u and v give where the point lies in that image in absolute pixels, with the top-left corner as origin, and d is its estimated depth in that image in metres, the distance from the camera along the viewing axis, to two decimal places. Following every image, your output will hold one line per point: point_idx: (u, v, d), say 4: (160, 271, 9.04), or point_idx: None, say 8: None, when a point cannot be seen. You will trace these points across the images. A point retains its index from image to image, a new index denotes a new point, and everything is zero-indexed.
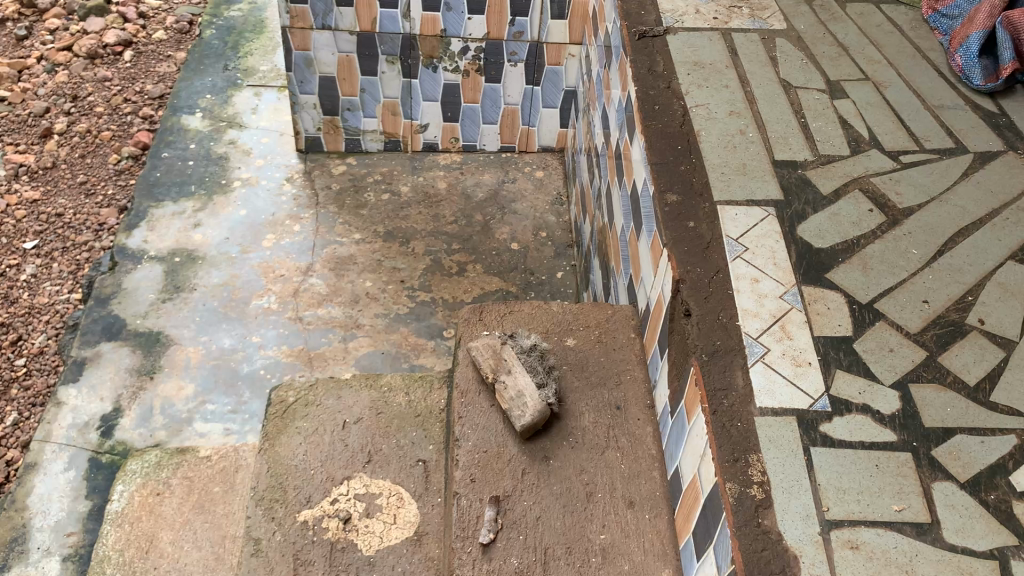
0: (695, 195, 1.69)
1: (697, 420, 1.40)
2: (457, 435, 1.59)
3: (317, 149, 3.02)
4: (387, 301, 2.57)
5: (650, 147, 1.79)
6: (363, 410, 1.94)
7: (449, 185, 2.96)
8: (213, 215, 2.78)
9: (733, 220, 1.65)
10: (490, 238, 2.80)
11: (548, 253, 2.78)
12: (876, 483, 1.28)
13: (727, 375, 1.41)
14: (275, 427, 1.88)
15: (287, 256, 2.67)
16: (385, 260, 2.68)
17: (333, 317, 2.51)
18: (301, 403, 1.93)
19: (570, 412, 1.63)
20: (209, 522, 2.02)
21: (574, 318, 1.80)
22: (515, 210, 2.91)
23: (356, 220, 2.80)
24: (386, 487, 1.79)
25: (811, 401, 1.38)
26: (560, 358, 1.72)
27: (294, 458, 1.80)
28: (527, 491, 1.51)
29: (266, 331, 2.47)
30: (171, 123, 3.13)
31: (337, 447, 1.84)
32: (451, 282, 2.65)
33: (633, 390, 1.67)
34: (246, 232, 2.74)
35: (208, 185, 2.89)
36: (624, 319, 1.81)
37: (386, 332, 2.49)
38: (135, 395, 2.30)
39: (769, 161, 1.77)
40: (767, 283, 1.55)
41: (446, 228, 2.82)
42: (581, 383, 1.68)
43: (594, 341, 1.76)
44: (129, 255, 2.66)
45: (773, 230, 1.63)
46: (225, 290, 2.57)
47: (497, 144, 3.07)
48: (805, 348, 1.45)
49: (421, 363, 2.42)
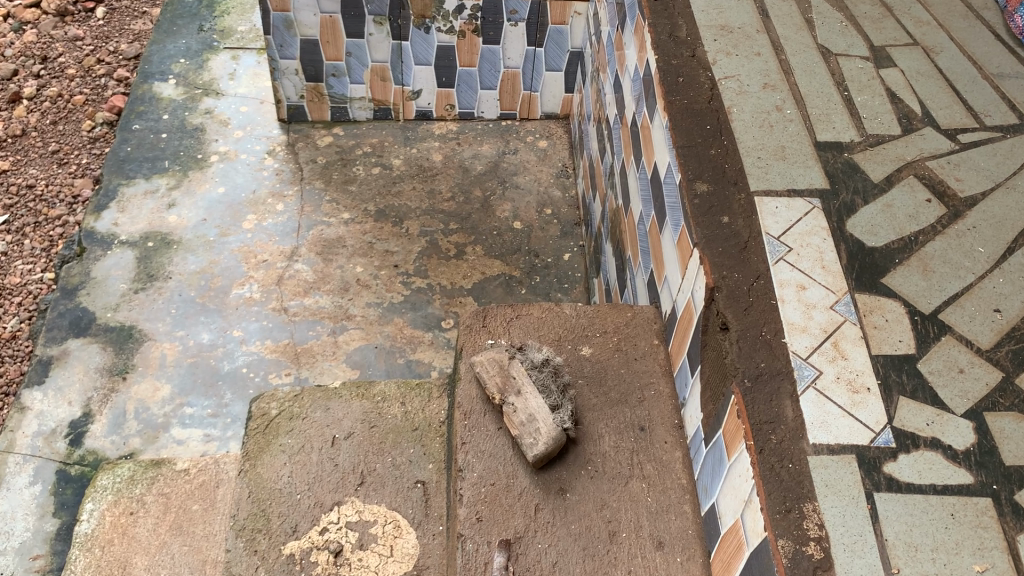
0: (728, 184, 1.48)
1: (740, 458, 1.21)
2: (460, 465, 1.40)
3: (301, 119, 2.79)
4: (381, 288, 2.36)
5: (675, 127, 1.57)
6: (355, 423, 1.75)
7: (444, 158, 2.74)
8: (189, 194, 2.56)
9: (773, 214, 1.44)
10: (490, 216, 2.58)
11: (553, 232, 2.57)
12: (952, 537, 1.09)
13: (774, 404, 1.21)
14: (257, 444, 1.68)
15: (270, 239, 2.46)
16: (377, 241, 2.47)
17: (321, 308, 2.31)
18: (285, 416, 1.74)
19: (588, 436, 1.43)
20: (188, 545, 1.80)
21: (590, 323, 1.60)
22: (516, 184, 2.69)
23: (344, 197, 2.58)
24: (381, 513, 1.60)
25: (872, 436, 1.19)
26: (575, 371, 1.52)
27: (279, 481, 1.62)
28: (541, 531, 1.32)
29: (249, 324, 2.27)
30: (143, 91, 2.88)
31: (327, 468, 1.65)
32: (449, 266, 2.44)
33: (658, 409, 1.48)
34: (225, 212, 2.52)
35: (183, 160, 2.66)
36: (646, 322, 1.61)
37: (379, 323, 2.29)
38: (106, 399, 2.11)
39: (811, 142, 1.56)
40: (816, 291, 1.34)
41: (442, 205, 2.60)
42: (599, 400, 1.48)
43: (613, 349, 1.56)
44: (97, 239, 2.44)
45: (819, 226, 1.42)
46: (204, 278, 2.36)
47: (497, 111, 2.84)
48: (862, 370, 1.25)
49: (418, 358, 2.23)
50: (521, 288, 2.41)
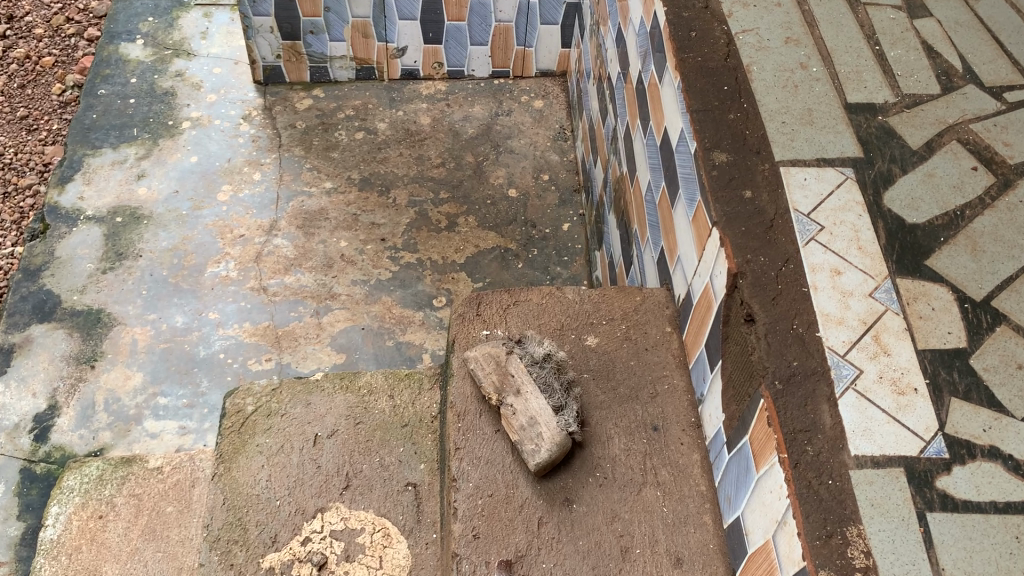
0: (750, 153, 1.32)
1: (771, 471, 1.06)
2: (454, 474, 1.26)
3: (278, 81, 2.61)
4: (366, 265, 2.20)
5: (689, 88, 1.41)
6: (339, 419, 1.59)
7: (433, 121, 2.56)
8: (160, 163, 2.39)
9: (801, 186, 1.28)
10: (483, 183, 2.42)
11: (551, 200, 2.41)
12: (1018, 565, 0.95)
13: (810, 410, 1.07)
14: (231, 445, 1.54)
15: (247, 213, 2.29)
16: (361, 213, 2.30)
17: (303, 287, 2.15)
18: (262, 414, 1.59)
19: (595, 438, 1.29)
20: (162, 551, 1.66)
21: (595, 309, 1.44)
22: (511, 148, 2.52)
23: (326, 164, 2.41)
24: (369, 520, 1.46)
25: (921, 445, 1.04)
26: (580, 365, 1.37)
27: (257, 486, 1.48)
28: (545, 549, 1.19)
29: (225, 305, 2.11)
30: (108, 52, 2.68)
31: (308, 470, 1.51)
32: (440, 239, 2.27)
33: (673, 405, 1.33)
34: (199, 183, 2.35)
35: (152, 127, 2.48)
36: (657, 307, 1.45)
37: (366, 302, 2.13)
38: (73, 390, 1.96)
39: (840, 104, 1.39)
40: (852, 276, 1.19)
41: (431, 172, 2.43)
42: (607, 397, 1.33)
43: (622, 339, 1.41)
44: (60, 215, 2.27)
45: (854, 201, 1.27)
46: (176, 256, 2.20)
47: (488, 69, 2.66)
48: (907, 368, 1.10)
49: (409, 340, 2.08)
50: (518, 262, 2.25)
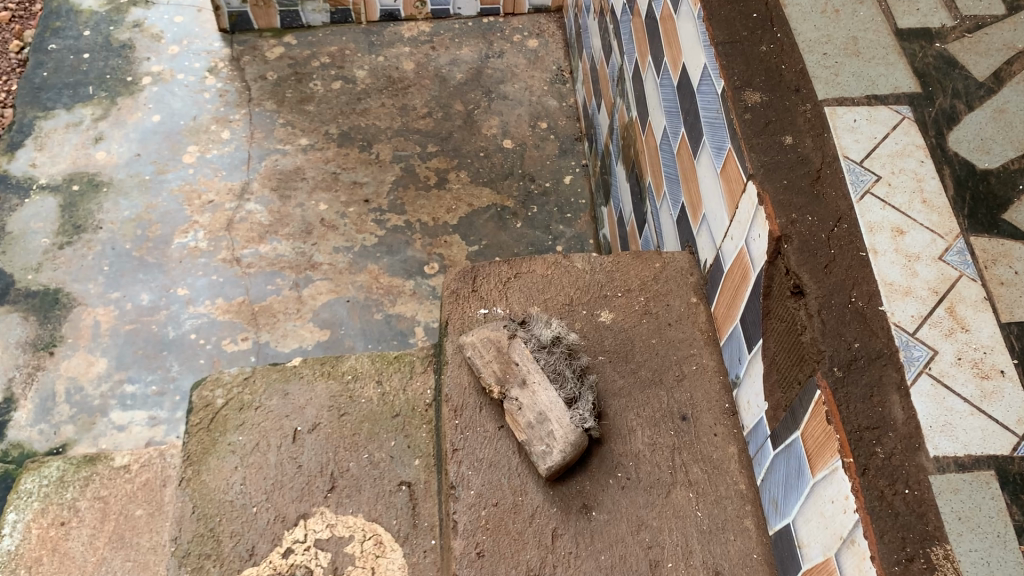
0: (788, 92, 1.12)
1: (832, 478, 0.88)
2: (452, 481, 1.07)
3: (245, 28, 2.38)
4: (350, 229, 2.00)
5: (712, 18, 1.20)
6: (321, 411, 1.40)
7: (418, 67, 2.34)
8: (119, 124, 2.17)
9: (851, 130, 1.08)
10: (474, 134, 2.21)
11: (550, 150, 2.20)
12: None
13: (878, 403, 0.88)
14: (200, 445, 1.36)
15: (215, 175, 2.08)
16: (342, 171, 2.10)
17: (281, 256, 1.95)
18: (234, 407, 1.41)
19: (615, 433, 1.11)
20: (132, 561, 1.49)
21: (608, 280, 1.26)
22: (504, 94, 2.30)
23: (301, 119, 2.19)
24: (359, 527, 1.28)
25: (1015, 442, 0.85)
26: (594, 347, 1.18)
27: (230, 491, 1.30)
28: (561, 567, 1.01)
29: (195, 280, 1.92)
30: (58, 3, 2.43)
31: (288, 471, 1.33)
32: (430, 199, 2.07)
33: (703, 389, 1.15)
34: (162, 144, 2.14)
35: (110, 85, 2.25)
36: (679, 275, 1.27)
37: (351, 272, 1.94)
38: (30, 380, 1.78)
39: (890, 30, 1.18)
40: (918, 235, 0.99)
41: (417, 123, 2.21)
42: (627, 383, 1.15)
43: (641, 314, 1.22)
44: (11, 185, 2.06)
45: (914, 145, 1.07)
46: (140, 227, 2.00)
47: (476, 6, 2.45)
48: (991, 346, 0.91)
49: (399, 312, 1.90)
50: (516, 222, 2.06)
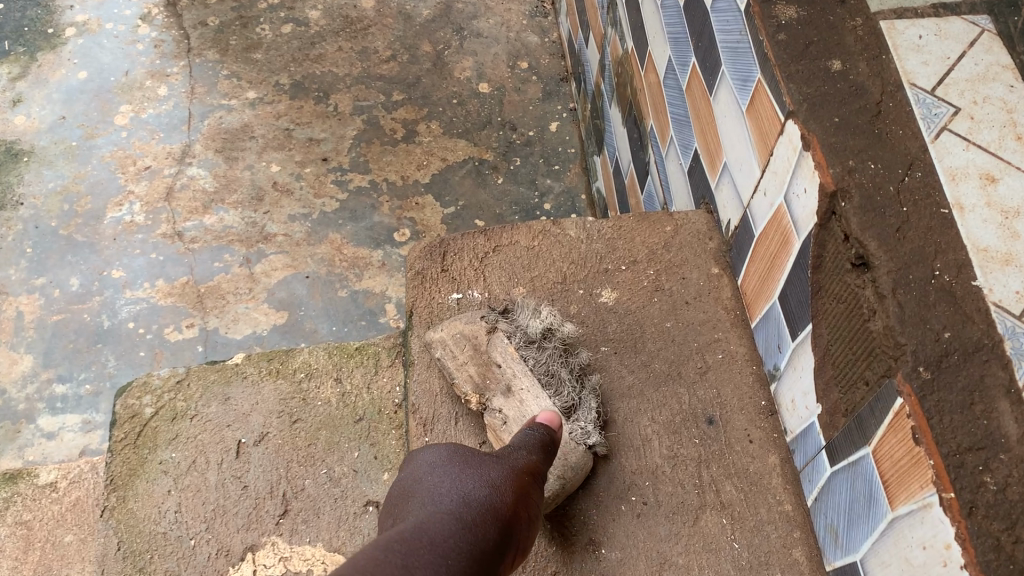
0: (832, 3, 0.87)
1: (923, 516, 0.66)
2: None
3: None
4: (307, 193, 1.76)
5: None
6: (269, 417, 1.18)
7: (378, 5, 2.08)
8: (39, 83, 1.91)
9: (917, 48, 0.84)
10: (445, 78, 1.95)
11: (532, 93, 1.95)
12: None
13: (984, 414, 0.65)
14: (126, 467, 1.14)
15: (152, 138, 1.83)
16: (296, 127, 1.84)
17: (229, 228, 1.71)
18: (165, 418, 1.18)
19: (625, 444, 0.90)
20: None
21: (608, 250, 1.04)
22: (477, 32, 2.04)
23: (248, 69, 1.93)
24: (318, 558, 1.05)
25: None
26: (594, 336, 0.97)
27: (162, 521, 1.07)
28: None
29: (132, 260, 1.68)
30: None
31: (232, 494, 1.10)
32: (397, 154, 1.82)
33: (732, 383, 0.92)
34: (90, 105, 1.88)
35: (27, 38, 1.98)
36: (695, 239, 1.04)
37: (310, 243, 1.70)
38: None
39: None
40: (1014, 183, 0.76)
41: (380, 68, 1.95)
42: (636, 379, 0.94)
43: (650, 291, 1.00)
44: None
45: (997, 65, 0.83)
46: (67, 200, 1.74)
47: None
48: None
49: (366, 288, 1.68)
50: (496, 177, 1.81)
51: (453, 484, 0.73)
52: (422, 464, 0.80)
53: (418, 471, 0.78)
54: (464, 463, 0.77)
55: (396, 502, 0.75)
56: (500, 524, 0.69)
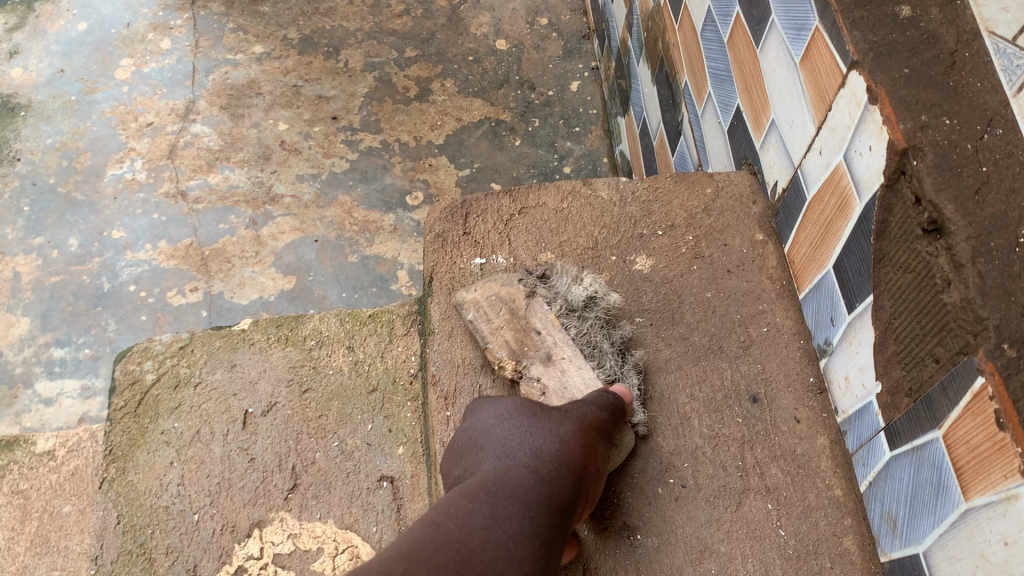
0: None
1: (1005, 508, 0.59)
2: None
3: None
4: (316, 152, 1.69)
5: None
6: (278, 386, 1.12)
7: None
8: (37, 35, 1.85)
9: None
10: (460, 35, 1.87)
11: (551, 52, 1.87)
12: None
13: None
14: (127, 436, 1.08)
15: (155, 94, 1.76)
16: (305, 84, 1.77)
17: (234, 188, 1.64)
18: (168, 385, 1.12)
19: (664, 423, 0.83)
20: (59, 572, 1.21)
21: (644, 214, 0.97)
22: None
23: (255, 22, 1.86)
24: (329, 536, 0.99)
25: None
26: (632, 305, 0.90)
27: (164, 494, 1.01)
28: None
29: (133, 220, 1.62)
30: None
31: (237, 467, 1.04)
32: (410, 113, 1.75)
33: (778, 358, 0.86)
34: (90, 58, 1.81)
35: None
36: (737, 203, 0.97)
37: (319, 205, 1.63)
38: None
39: None
40: None
41: (392, 24, 1.87)
42: (676, 353, 0.87)
43: (690, 258, 0.93)
44: None
45: None
46: (66, 157, 1.68)
47: None
48: None
49: (377, 253, 1.61)
50: (514, 139, 1.73)
51: (517, 444, 0.70)
52: (483, 417, 0.76)
53: (483, 426, 0.74)
54: (533, 423, 0.73)
55: (459, 457, 0.73)
56: (567, 487, 0.67)
